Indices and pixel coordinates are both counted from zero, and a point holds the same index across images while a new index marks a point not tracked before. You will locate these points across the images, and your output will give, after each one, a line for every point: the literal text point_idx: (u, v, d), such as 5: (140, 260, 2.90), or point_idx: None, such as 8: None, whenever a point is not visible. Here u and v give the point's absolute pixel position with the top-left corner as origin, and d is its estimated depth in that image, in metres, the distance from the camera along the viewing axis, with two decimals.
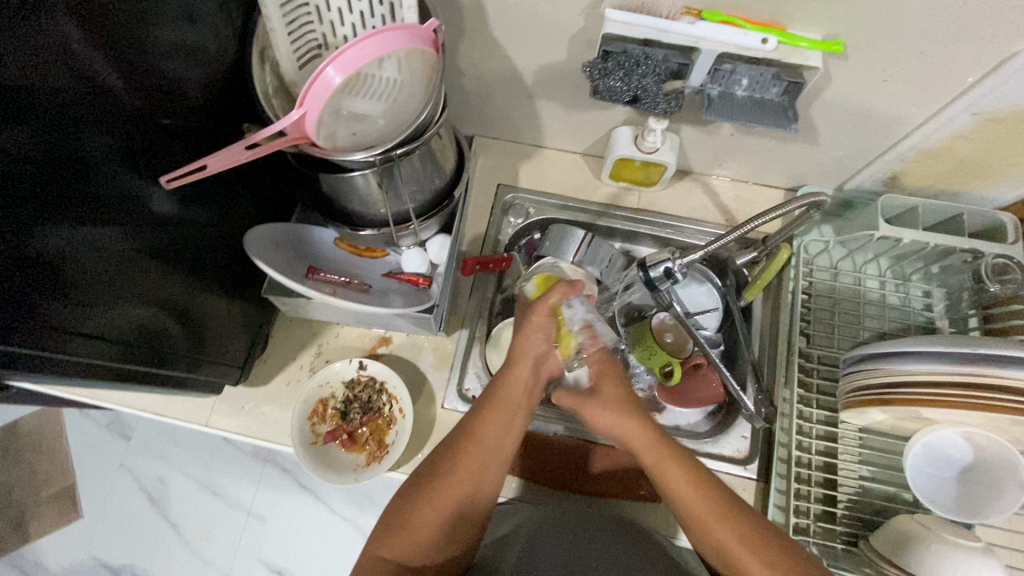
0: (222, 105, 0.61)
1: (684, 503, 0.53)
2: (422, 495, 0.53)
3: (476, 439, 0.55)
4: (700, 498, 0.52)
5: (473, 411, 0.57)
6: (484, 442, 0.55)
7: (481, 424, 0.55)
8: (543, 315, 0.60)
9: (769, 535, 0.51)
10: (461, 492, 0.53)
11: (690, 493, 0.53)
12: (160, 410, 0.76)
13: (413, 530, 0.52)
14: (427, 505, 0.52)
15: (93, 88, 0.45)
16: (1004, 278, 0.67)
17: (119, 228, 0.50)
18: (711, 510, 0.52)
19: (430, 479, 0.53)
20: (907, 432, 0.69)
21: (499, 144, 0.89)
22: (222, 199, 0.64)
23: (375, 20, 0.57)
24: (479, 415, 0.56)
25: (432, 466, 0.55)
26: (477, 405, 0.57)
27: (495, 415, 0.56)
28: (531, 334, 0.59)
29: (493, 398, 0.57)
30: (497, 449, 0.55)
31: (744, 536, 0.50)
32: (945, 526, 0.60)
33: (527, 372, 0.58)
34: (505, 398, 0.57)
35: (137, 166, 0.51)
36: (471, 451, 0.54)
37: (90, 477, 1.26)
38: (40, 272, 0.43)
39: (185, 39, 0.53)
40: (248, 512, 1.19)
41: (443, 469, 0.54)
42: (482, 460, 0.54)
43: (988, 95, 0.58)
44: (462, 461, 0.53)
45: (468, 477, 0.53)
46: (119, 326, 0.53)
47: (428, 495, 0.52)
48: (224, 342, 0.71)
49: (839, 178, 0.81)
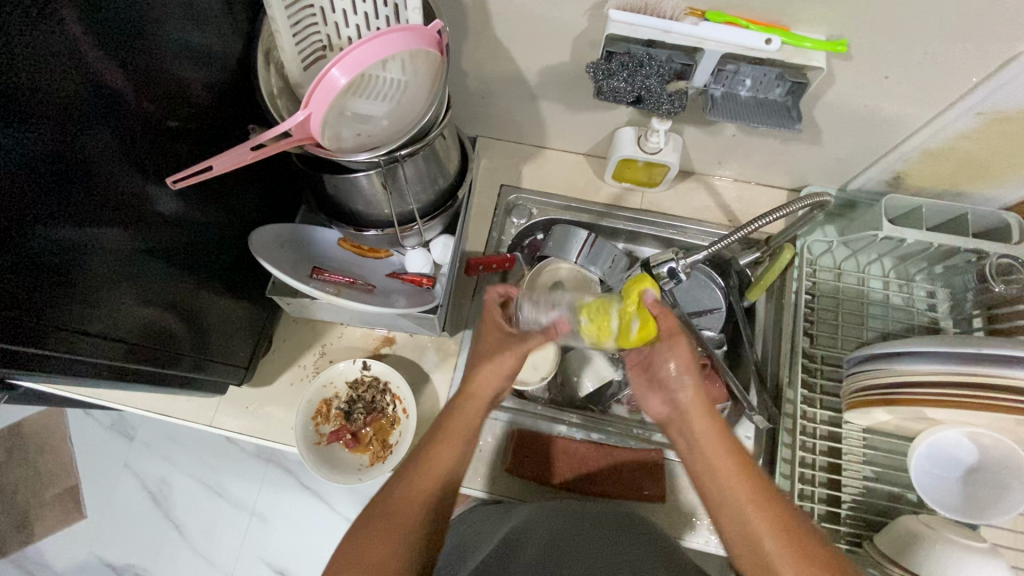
0: (227, 105, 0.61)
1: (716, 470, 0.51)
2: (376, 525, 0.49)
3: (424, 473, 0.53)
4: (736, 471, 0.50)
5: (423, 443, 0.56)
6: (436, 468, 0.54)
7: (429, 453, 0.54)
8: (509, 359, 0.59)
9: (794, 517, 0.48)
10: (417, 514, 0.50)
11: (727, 463, 0.51)
12: (165, 410, 0.76)
13: (374, 558, 0.47)
14: (387, 530, 0.49)
15: (99, 89, 0.45)
16: (1008, 278, 0.68)
17: (120, 228, 0.50)
18: (748, 483, 0.50)
19: (385, 510, 0.50)
20: (911, 432, 0.69)
21: (502, 145, 0.89)
22: (226, 200, 0.65)
23: (380, 21, 0.57)
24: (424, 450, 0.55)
25: (383, 495, 0.52)
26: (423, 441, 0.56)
27: (444, 442, 0.55)
28: (488, 373, 0.59)
29: (443, 428, 0.56)
30: (448, 476, 0.54)
31: (767, 503, 0.49)
32: (950, 527, 0.60)
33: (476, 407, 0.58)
34: (454, 427, 0.56)
35: (143, 167, 0.51)
36: (423, 476, 0.53)
37: (94, 477, 1.26)
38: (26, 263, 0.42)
39: (191, 41, 0.54)
40: (252, 512, 1.20)
41: (397, 496, 0.51)
42: (435, 485, 0.53)
43: (992, 96, 0.58)
44: (415, 486, 0.52)
45: (419, 505, 0.51)
46: (122, 324, 0.53)
47: (384, 523, 0.49)
48: (228, 342, 0.71)
49: (842, 179, 0.81)
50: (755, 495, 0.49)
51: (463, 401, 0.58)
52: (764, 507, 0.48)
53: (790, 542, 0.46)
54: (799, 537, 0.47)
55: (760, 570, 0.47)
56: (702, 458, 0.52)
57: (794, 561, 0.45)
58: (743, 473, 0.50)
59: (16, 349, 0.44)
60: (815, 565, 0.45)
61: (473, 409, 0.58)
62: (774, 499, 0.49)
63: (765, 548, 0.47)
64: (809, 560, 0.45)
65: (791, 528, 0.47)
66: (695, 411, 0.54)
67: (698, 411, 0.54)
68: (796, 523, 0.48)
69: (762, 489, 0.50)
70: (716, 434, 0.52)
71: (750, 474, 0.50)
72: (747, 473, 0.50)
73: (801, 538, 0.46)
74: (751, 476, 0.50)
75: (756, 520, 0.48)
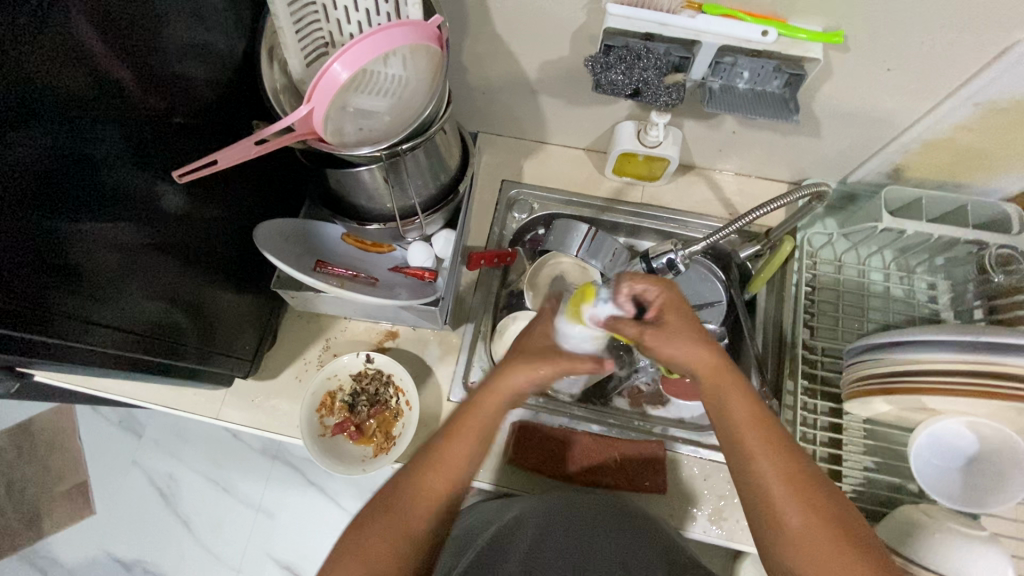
0: (232, 102, 0.62)
1: (732, 421, 0.51)
2: (381, 516, 0.49)
3: (435, 464, 0.52)
4: (750, 419, 0.50)
5: (431, 439, 0.54)
6: (448, 463, 0.52)
7: (442, 447, 0.53)
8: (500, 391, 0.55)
9: (807, 469, 0.47)
10: (424, 511, 0.50)
11: (742, 412, 0.51)
12: (171, 404, 0.77)
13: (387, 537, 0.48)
14: (387, 530, 0.48)
15: (107, 88, 0.46)
16: (1008, 268, 0.68)
17: (128, 223, 0.51)
18: (760, 431, 0.49)
19: (393, 500, 0.50)
20: (912, 423, 0.69)
21: (504, 140, 0.90)
22: (232, 194, 0.66)
23: (380, 18, 0.58)
24: (438, 443, 0.53)
25: (388, 492, 0.51)
26: (437, 432, 0.54)
27: (456, 438, 0.53)
28: (487, 404, 0.55)
29: (454, 425, 0.54)
30: (458, 477, 0.52)
31: (774, 449, 0.48)
32: (950, 516, 0.60)
33: (491, 407, 0.55)
34: (466, 424, 0.53)
35: (150, 164, 0.52)
36: (436, 476, 0.51)
37: (102, 474, 1.28)
38: (35, 256, 0.43)
39: (196, 39, 0.55)
40: (258, 508, 1.21)
41: (402, 494, 0.50)
42: (445, 486, 0.51)
43: (988, 87, 0.59)
44: (432, 480, 0.51)
45: (432, 501, 0.50)
46: (132, 315, 0.54)
47: (395, 509, 0.49)
48: (235, 336, 0.72)
49: (842, 172, 0.81)
50: (765, 440, 0.49)
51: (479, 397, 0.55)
52: (772, 452, 0.48)
53: (793, 487, 0.46)
54: (804, 488, 0.46)
55: (760, 511, 0.47)
56: (715, 410, 0.52)
57: (794, 506, 0.46)
58: (755, 421, 0.50)
59: (26, 337, 0.45)
60: (817, 515, 0.45)
61: (484, 409, 0.54)
62: (782, 445, 0.49)
63: (768, 492, 0.47)
64: (810, 506, 0.46)
65: (806, 484, 0.46)
66: (706, 370, 0.53)
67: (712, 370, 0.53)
68: (816, 486, 0.47)
69: (769, 435, 0.49)
70: (728, 386, 0.52)
71: (761, 421, 0.50)
72: (758, 420, 0.50)
73: (805, 485, 0.47)
74: (764, 425, 0.50)
75: (761, 461, 0.48)
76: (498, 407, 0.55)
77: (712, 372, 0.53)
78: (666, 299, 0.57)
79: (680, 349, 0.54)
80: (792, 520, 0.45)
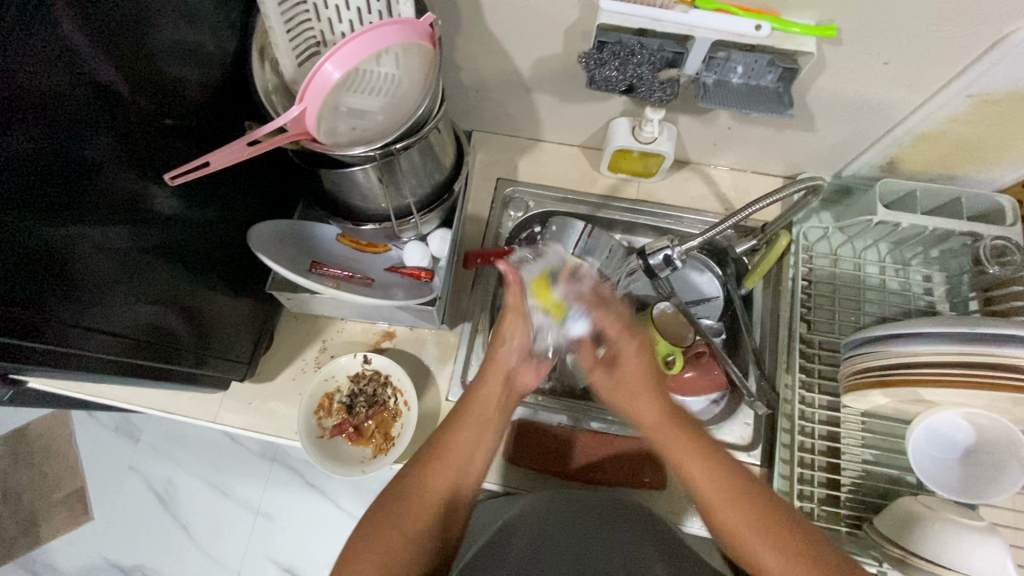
0: (223, 103, 0.62)
1: (692, 478, 0.51)
2: (399, 497, 0.50)
3: (448, 445, 0.54)
4: (705, 472, 0.51)
5: (438, 434, 0.56)
6: (459, 445, 0.54)
7: (455, 430, 0.55)
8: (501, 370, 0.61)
9: (768, 502, 0.48)
10: (440, 491, 0.51)
11: (697, 468, 0.51)
12: (167, 408, 0.77)
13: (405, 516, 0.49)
14: (408, 510, 0.49)
15: (97, 90, 0.46)
16: (1003, 260, 0.68)
17: (118, 227, 0.50)
18: (716, 480, 0.50)
19: (410, 481, 0.52)
20: (909, 415, 0.69)
21: (498, 138, 0.89)
22: (225, 196, 0.65)
23: (372, 16, 0.58)
24: (450, 426, 0.56)
25: (404, 477, 0.52)
26: (450, 416, 0.57)
27: (468, 420, 0.56)
28: (491, 385, 0.60)
29: (464, 411, 0.57)
30: (471, 459, 0.54)
31: (735, 496, 0.49)
32: (948, 507, 0.61)
33: (497, 387, 0.60)
34: (477, 410, 0.57)
35: (142, 166, 0.52)
36: (450, 457, 0.53)
37: (100, 479, 1.27)
38: (23, 262, 0.42)
39: (186, 41, 0.54)
40: (257, 511, 1.21)
41: (418, 476, 0.52)
42: (458, 467, 0.53)
43: (982, 79, 0.59)
44: (446, 460, 0.53)
45: (446, 480, 0.52)
46: (123, 319, 0.54)
47: (412, 490, 0.51)
48: (230, 339, 0.71)
49: (837, 165, 0.81)
50: (722, 489, 0.50)
51: (484, 382, 0.60)
52: (736, 504, 0.49)
53: (762, 531, 0.47)
54: (772, 528, 0.47)
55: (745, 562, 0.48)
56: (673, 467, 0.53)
57: (767, 550, 0.46)
58: (711, 472, 0.51)
59: (14, 343, 0.44)
60: (792, 554, 0.45)
61: (490, 393, 0.59)
62: (741, 491, 0.49)
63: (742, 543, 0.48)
64: (782, 546, 0.46)
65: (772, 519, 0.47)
66: (658, 426, 0.56)
67: (665, 424, 0.55)
68: (774, 510, 0.48)
69: (728, 484, 0.50)
70: (676, 440, 0.53)
71: (714, 470, 0.51)
72: (714, 470, 0.51)
73: (773, 525, 0.47)
74: (719, 471, 0.50)
75: (726, 513, 0.49)
76: (502, 387, 0.60)
77: (661, 428, 0.55)
78: (615, 333, 0.63)
79: (629, 400, 0.58)
80: (770, 564, 0.46)
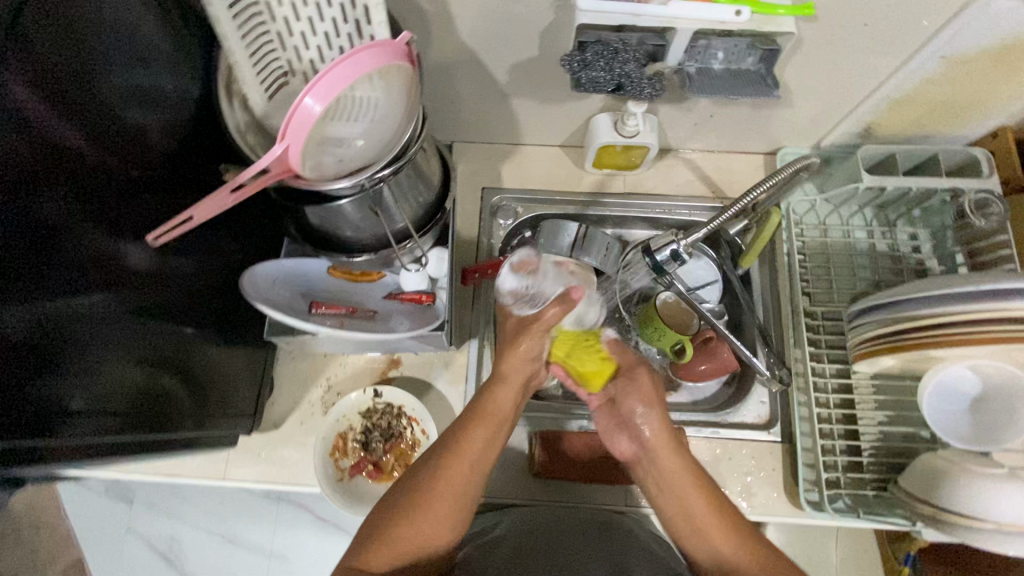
0: (192, 147, 0.58)
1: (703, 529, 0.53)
2: (409, 503, 0.53)
3: (461, 448, 0.55)
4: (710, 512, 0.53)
5: (451, 430, 0.57)
6: (468, 447, 0.55)
7: (467, 436, 0.56)
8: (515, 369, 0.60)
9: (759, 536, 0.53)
10: (445, 498, 0.53)
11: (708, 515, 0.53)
12: (170, 473, 0.73)
13: (408, 519, 0.52)
14: (411, 511, 0.53)
15: (58, 154, 0.42)
16: (985, 212, 0.70)
17: (97, 293, 0.47)
18: (723, 522, 0.53)
19: (416, 485, 0.54)
20: (917, 373, 0.71)
21: (476, 146, 0.87)
22: (205, 245, 0.61)
23: (341, 39, 0.54)
24: (463, 428, 0.56)
25: (416, 476, 0.55)
26: (462, 415, 0.58)
27: (479, 426, 0.56)
28: (503, 393, 0.59)
29: (478, 414, 0.57)
30: (478, 469, 0.55)
31: (735, 534, 0.52)
32: (970, 458, 0.62)
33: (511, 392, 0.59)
34: (490, 412, 0.57)
35: (116, 226, 0.48)
36: (457, 461, 0.54)
37: (96, 548, 1.21)
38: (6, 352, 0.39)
39: (143, 85, 0.50)
40: (269, 554, 1.16)
41: (426, 479, 0.54)
42: (465, 472, 0.54)
43: (954, 40, 0.59)
44: (453, 466, 0.54)
45: (455, 489, 0.54)
46: (114, 392, 0.50)
47: (419, 495, 0.53)
48: (229, 392, 0.68)
49: (815, 136, 0.82)
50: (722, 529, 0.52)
51: (492, 389, 0.59)
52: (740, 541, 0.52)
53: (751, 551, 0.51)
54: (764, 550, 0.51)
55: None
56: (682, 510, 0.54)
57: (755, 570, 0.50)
58: (720, 516, 0.53)
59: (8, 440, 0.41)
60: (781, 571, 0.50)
61: (503, 398, 0.59)
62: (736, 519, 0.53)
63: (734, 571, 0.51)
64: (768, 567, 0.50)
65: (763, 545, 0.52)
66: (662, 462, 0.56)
67: (674, 464, 0.55)
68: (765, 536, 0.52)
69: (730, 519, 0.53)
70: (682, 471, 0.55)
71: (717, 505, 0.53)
72: (718, 510, 0.53)
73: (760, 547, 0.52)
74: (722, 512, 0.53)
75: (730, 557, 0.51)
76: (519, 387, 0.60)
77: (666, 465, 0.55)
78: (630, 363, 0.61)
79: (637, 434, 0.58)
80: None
